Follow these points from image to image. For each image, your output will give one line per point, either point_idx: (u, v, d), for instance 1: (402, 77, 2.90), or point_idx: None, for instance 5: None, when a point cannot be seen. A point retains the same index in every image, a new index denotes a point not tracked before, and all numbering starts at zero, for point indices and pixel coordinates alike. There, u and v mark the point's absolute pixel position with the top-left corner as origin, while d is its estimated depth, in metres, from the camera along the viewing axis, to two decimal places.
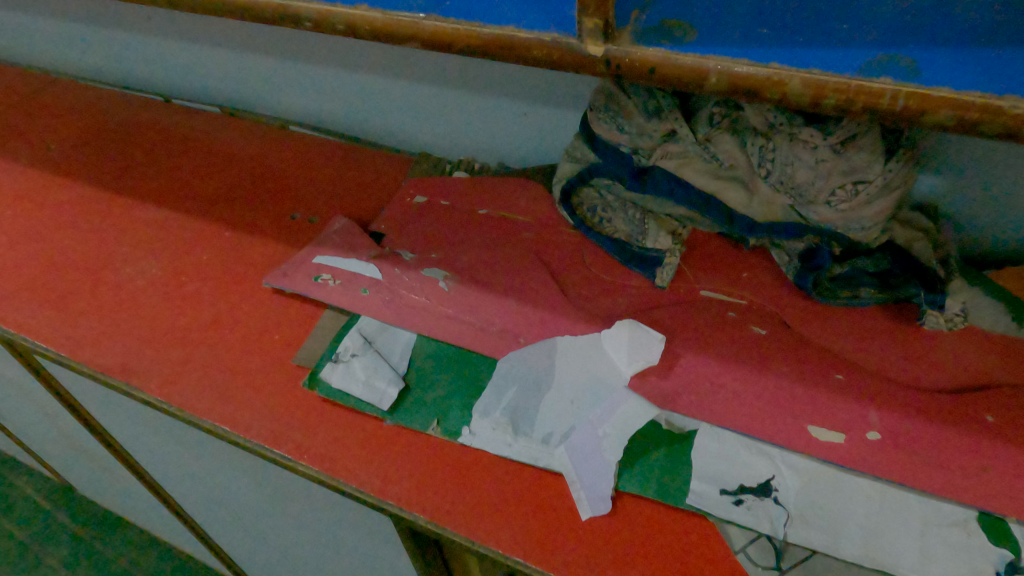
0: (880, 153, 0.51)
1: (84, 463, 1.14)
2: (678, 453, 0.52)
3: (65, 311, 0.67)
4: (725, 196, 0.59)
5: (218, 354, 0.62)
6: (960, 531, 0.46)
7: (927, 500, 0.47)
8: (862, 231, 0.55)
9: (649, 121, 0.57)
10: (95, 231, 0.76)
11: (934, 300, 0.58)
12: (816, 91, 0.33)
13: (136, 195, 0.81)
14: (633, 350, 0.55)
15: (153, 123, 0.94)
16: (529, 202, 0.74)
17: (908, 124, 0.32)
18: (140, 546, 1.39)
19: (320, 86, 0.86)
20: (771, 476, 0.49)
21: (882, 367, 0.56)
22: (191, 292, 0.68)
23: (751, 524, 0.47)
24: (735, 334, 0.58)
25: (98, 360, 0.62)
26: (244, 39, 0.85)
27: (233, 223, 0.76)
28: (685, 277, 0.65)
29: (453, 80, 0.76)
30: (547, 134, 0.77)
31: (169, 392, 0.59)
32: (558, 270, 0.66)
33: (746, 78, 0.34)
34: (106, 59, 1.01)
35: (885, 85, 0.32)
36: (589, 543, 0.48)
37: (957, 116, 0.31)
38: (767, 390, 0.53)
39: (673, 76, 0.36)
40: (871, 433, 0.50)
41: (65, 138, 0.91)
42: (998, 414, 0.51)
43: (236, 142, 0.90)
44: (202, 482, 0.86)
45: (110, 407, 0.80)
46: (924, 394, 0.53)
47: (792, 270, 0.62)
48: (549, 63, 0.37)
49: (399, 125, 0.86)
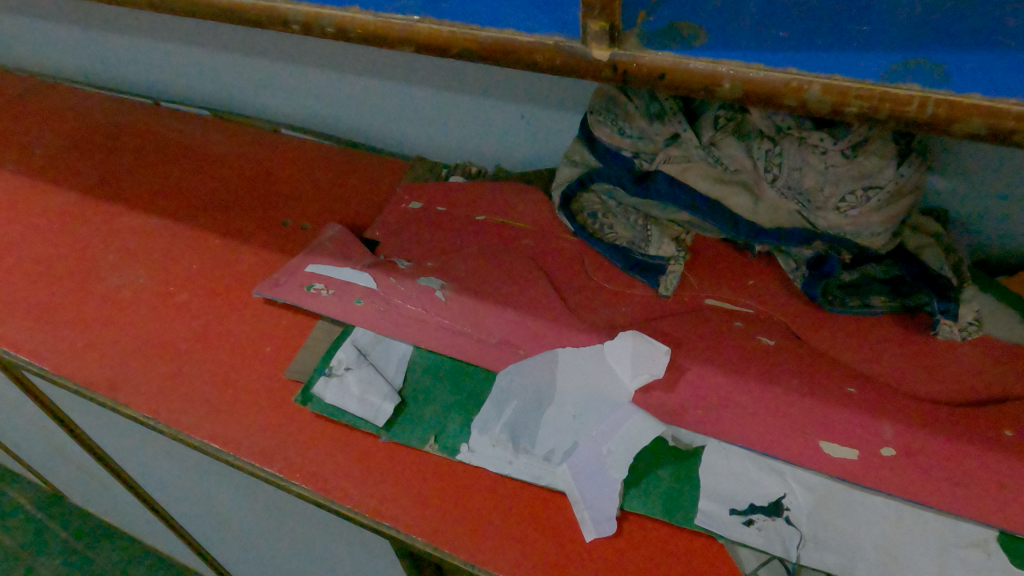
0: (890, 157, 0.52)
1: (77, 475, 1.16)
2: (685, 471, 0.52)
3: (81, 329, 0.68)
4: (730, 202, 0.61)
5: (216, 373, 0.64)
6: (980, 552, 0.46)
7: (945, 519, 0.47)
8: (872, 237, 0.56)
9: (652, 124, 0.59)
10: (111, 242, 0.78)
11: (948, 309, 0.57)
12: (838, 99, 0.31)
13: (153, 207, 0.82)
14: (635, 362, 0.56)
15: (163, 131, 0.95)
16: (530, 208, 0.75)
17: (937, 132, 0.30)
18: (133, 555, 1.43)
19: (337, 88, 0.85)
20: (782, 494, 0.49)
21: (900, 380, 0.56)
22: (195, 306, 0.70)
23: (763, 546, 0.47)
24: (743, 349, 0.58)
25: (111, 382, 0.63)
26: (254, 45, 0.85)
27: (238, 234, 0.78)
28: (690, 285, 0.65)
29: (470, 83, 0.75)
30: (551, 139, 0.77)
31: (171, 411, 0.61)
32: (563, 283, 0.66)
33: (760, 84, 0.32)
34: (107, 66, 1.01)
35: (911, 91, 0.30)
36: (592, 564, 0.49)
37: (989, 124, 0.29)
38: (772, 407, 0.54)
39: (685, 82, 0.33)
40: (885, 449, 0.50)
41: (79, 148, 0.91)
42: (1015, 428, 0.51)
43: (244, 149, 0.91)
44: (193, 494, 0.88)
45: (111, 427, 0.81)
46: (937, 407, 0.53)
47: (800, 277, 0.63)
48: (550, 68, 0.36)
49: (411, 128, 0.86)
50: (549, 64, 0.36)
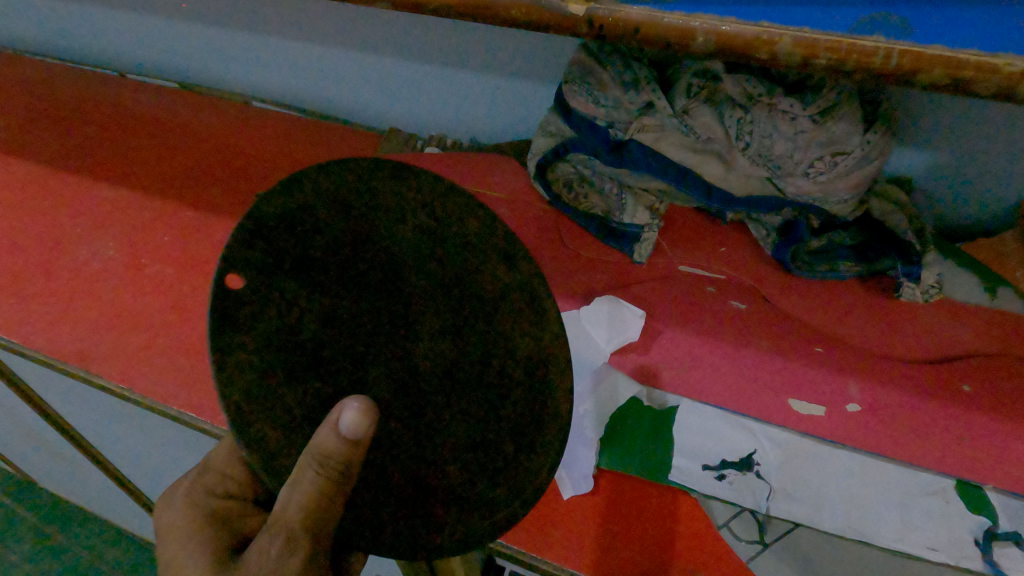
0: (857, 123, 0.53)
1: (44, 455, 1.15)
2: (661, 430, 0.53)
3: (45, 302, 0.67)
4: (702, 169, 0.60)
5: (191, 342, 0.63)
6: (939, 500, 0.48)
7: (906, 470, 0.49)
8: (838, 204, 0.58)
9: (626, 93, 0.58)
10: (76, 214, 0.76)
11: (910, 273, 0.59)
12: (807, 51, 0.31)
13: (119, 179, 0.80)
14: (610, 326, 0.58)
15: (127, 102, 0.92)
16: (504, 177, 0.75)
17: (903, 83, 0.31)
18: (109, 537, 1.42)
19: (310, 62, 0.84)
20: (753, 450, 0.51)
21: (866, 341, 0.58)
22: (165, 277, 0.69)
23: (734, 498, 0.50)
24: (714, 313, 0.60)
25: (81, 353, 0.62)
26: (223, 13, 0.83)
27: (209, 206, 0.77)
28: (663, 251, 0.66)
29: (444, 53, 0.74)
30: (523, 111, 0.78)
31: (141, 381, 0.60)
32: (536, 249, 0.67)
33: (732, 38, 0.32)
34: (69, 36, 0.98)
35: (877, 42, 0.30)
36: (608, 504, 0.51)
37: (951, 74, 0.30)
38: (745, 365, 0.56)
39: (659, 36, 0.34)
40: (850, 405, 0.53)
41: (40, 119, 0.89)
42: (972, 382, 0.53)
43: (213, 121, 0.89)
44: (168, 464, 0.88)
45: (84, 404, 0.80)
46: (899, 365, 0.55)
47: (770, 244, 0.64)
48: (528, 22, 0.37)
49: (385, 100, 0.85)
50: (526, 19, 0.37)
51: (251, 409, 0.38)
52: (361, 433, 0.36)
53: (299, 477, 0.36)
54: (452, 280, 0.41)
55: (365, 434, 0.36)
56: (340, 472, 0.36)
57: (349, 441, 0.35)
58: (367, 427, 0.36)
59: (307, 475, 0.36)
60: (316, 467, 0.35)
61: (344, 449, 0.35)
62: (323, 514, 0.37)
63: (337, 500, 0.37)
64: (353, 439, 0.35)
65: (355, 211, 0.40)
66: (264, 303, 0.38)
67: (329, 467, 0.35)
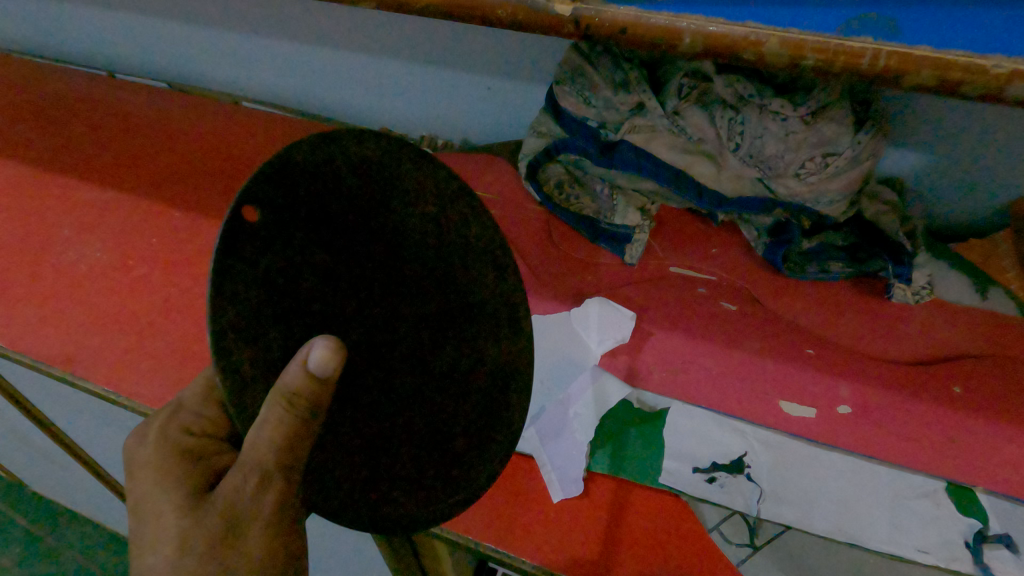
0: (848, 125, 0.53)
1: (33, 458, 1.14)
2: (651, 432, 0.53)
3: (30, 304, 0.66)
4: (695, 169, 0.60)
5: (177, 344, 0.63)
6: (929, 502, 0.48)
7: (897, 472, 0.49)
8: (829, 205, 0.57)
9: (617, 94, 0.58)
10: (63, 215, 0.75)
11: (901, 274, 0.59)
12: (794, 52, 0.31)
13: (107, 180, 0.80)
14: (599, 327, 0.59)
15: (116, 102, 0.92)
16: (495, 178, 0.75)
17: (890, 84, 0.31)
18: (100, 540, 1.41)
19: (300, 62, 0.84)
20: (744, 452, 0.51)
21: (857, 342, 0.58)
22: (153, 279, 0.69)
23: (726, 502, 0.49)
24: (705, 315, 0.60)
25: (66, 356, 0.61)
26: (212, 12, 0.82)
27: (198, 207, 0.77)
28: (654, 253, 0.66)
29: (434, 52, 0.74)
30: (514, 112, 0.78)
31: (127, 384, 0.59)
32: (528, 250, 0.67)
33: (719, 38, 0.32)
34: (58, 36, 0.98)
35: (864, 43, 0.30)
36: (600, 509, 0.49)
37: (938, 75, 0.30)
38: (737, 367, 0.56)
39: (645, 37, 0.34)
40: (841, 407, 0.53)
41: (27, 118, 0.88)
42: (961, 384, 0.53)
43: (203, 121, 0.89)
44: None
45: (71, 406, 0.79)
46: (889, 366, 0.55)
47: (762, 245, 0.64)
48: (514, 23, 0.37)
49: (375, 101, 0.85)
50: (512, 19, 0.36)
51: (238, 341, 0.32)
52: (326, 367, 0.33)
53: (261, 414, 0.33)
54: (450, 271, 0.42)
55: (336, 371, 0.33)
56: (306, 407, 0.33)
57: (315, 377, 0.33)
58: (335, 364, 0.33)
59: (273, 413, 0.33)
60: (280, 404, 0.32)
61: (308, 385, 0.32)
62: (292, 453, 0.34)
63: (307, 438, 0.34)
64: (316, 374, 0.33)
65: (381, 184, 0.38)
66: (275, 246, 0.34)
67: (298, 407, 0.33)
